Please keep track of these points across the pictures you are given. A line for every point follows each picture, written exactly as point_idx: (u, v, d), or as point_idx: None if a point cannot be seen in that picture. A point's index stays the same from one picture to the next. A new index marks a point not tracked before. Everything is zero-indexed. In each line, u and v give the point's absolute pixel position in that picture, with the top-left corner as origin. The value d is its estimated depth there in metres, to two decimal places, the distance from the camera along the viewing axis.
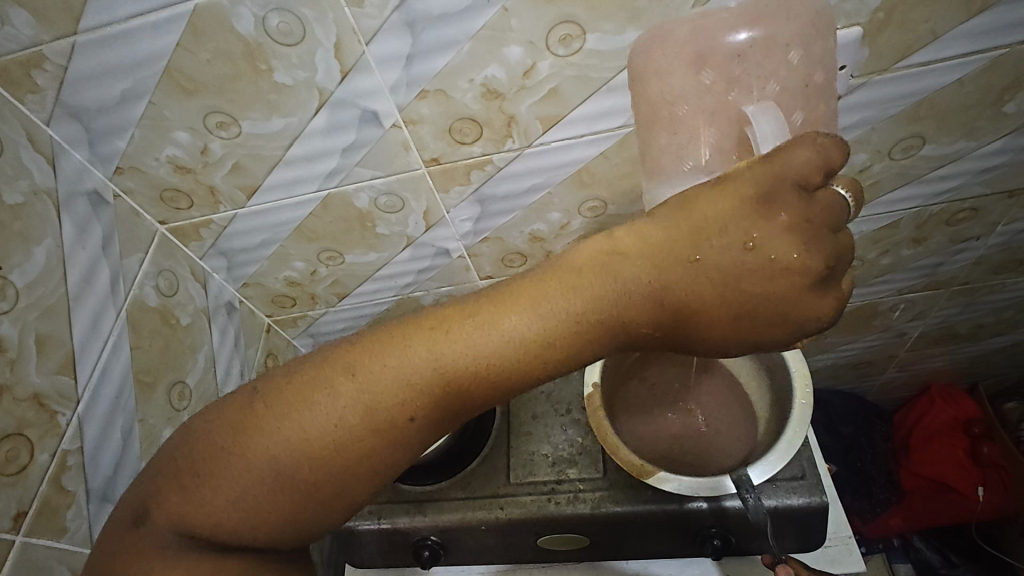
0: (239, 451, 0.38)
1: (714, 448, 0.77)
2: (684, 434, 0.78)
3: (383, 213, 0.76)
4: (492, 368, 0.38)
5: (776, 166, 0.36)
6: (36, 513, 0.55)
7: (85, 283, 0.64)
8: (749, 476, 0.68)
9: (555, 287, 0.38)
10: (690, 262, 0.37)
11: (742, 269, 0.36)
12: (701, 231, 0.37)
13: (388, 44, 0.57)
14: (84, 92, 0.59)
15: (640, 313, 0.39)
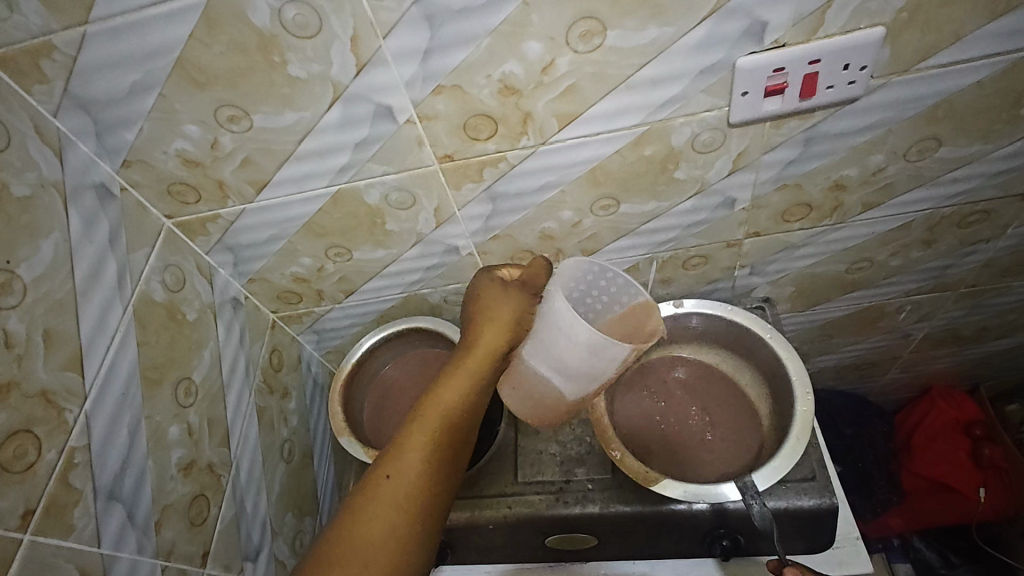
0: (348, 556, 0.52)
1: (719, 451, 0.76)
2: (688, 434, 0.77)
3: (393, 210, 0.75)
4: (453, 414, 0.58)
5: (487, 278, 0.65)
6: (43, 512, 0.54)
7: (92, 278, 0.62)
8: (755, 482, 0.69)
9: (454, 368, 0.60)
10: (488, 311, 0.62)
11: (511, 293, 0.63)
12: (488, 303, 0.63)
13: (407, 38, 0.56)
14: (93, 82, 0.58)
15: (499, 339, 0.61)
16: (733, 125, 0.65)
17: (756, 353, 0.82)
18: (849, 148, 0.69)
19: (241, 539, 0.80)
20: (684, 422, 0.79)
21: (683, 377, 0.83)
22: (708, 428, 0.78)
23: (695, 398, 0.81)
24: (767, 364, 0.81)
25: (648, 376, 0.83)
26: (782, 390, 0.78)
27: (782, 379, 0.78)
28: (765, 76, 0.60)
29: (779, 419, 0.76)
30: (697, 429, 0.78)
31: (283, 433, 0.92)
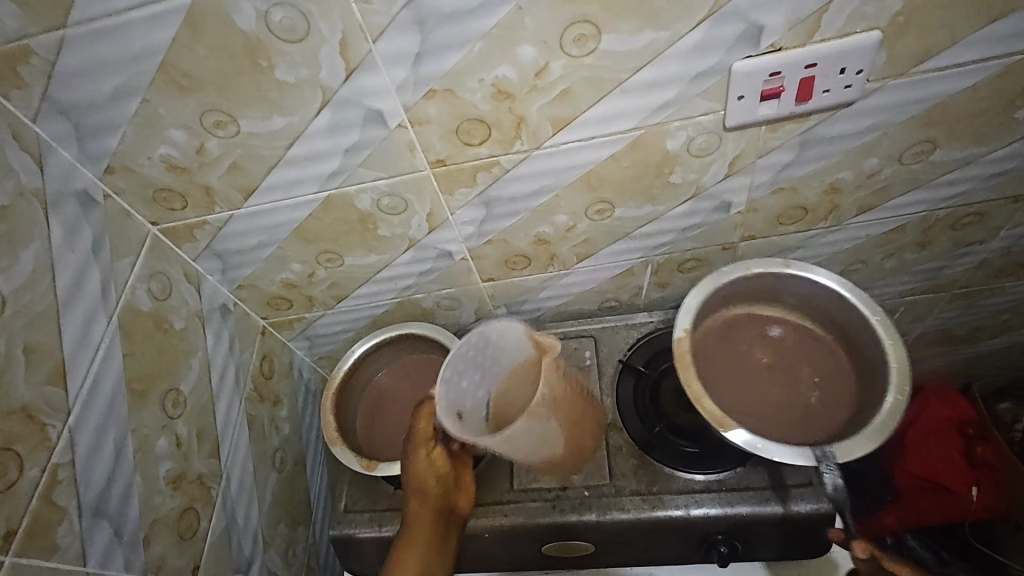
0: None
1: (795, 415, 0.73)
2: (767, 392, 0.75)
3: (385, 215, 0.74)
4: (424, 552, 0.66)
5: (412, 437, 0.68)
6: (25, 531, 0.53)
7: (75, 289, 0.61)
8: (833, 453, 0.65)
9: (414, 513, 0.67)
10: (421, 459, 0.68)
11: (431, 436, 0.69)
12: (417, 453, 0.68)
13: (397, 42, 0.54)
14: (73, 88, 0.57)
15: (440, 477, 0.69)
16: (729, 129, 0.65)
17: (849, 327, 0.76)
18: (844, 151, 0.69)
19: (232, 551, 0.79)
20: (765, 380, 0.76)
21: (774, 337, 0.79)
22: (789, 391, 0.75)
23: (781, 359, 0.77)
24: (865, 341, 0.74)
25: (738, 332, 0.80)
26: (874, 372, 0.72)
27: (877, 358, 0.72)
28: (761, 80, 0.59)
29: (870, 398, 0.71)
30: (778, 389, 0.75)
31: (274, 442, 0.91)
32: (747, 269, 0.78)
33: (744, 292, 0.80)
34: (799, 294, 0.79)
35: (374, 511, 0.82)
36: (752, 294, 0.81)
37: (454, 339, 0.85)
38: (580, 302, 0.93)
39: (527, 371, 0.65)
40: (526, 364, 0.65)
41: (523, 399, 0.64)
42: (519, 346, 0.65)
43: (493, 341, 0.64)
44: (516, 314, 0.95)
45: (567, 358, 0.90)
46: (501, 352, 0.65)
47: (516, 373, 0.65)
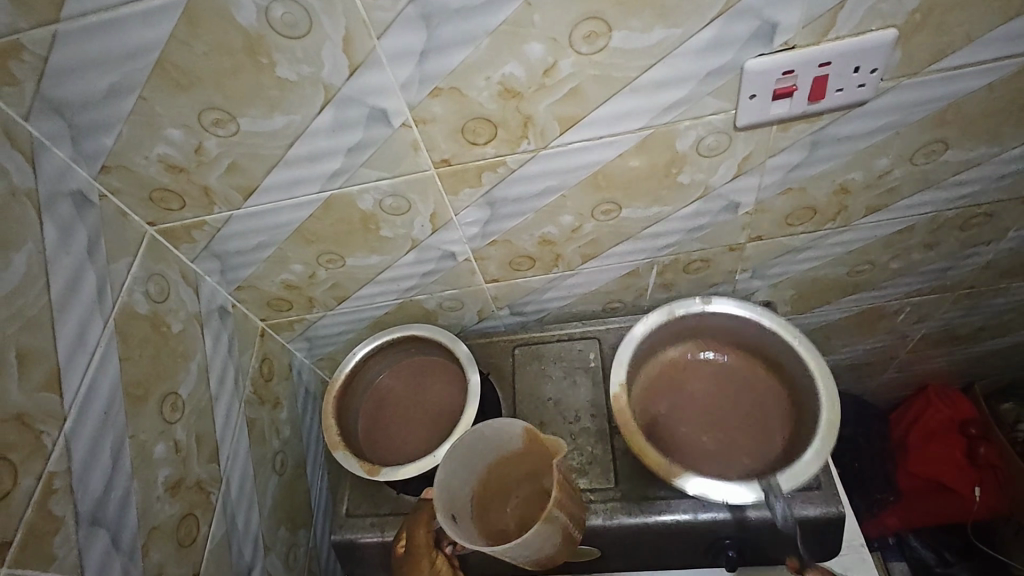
0: None
1: (741, 447, 0.71)
2: (700, 436, 0.73)
3: (388, 215, 0.73)
4: None
5: (403, 551, 0.70)
6: (21, 542, 0.51)
7: (70, 291, 0.59)
8: (779, 481, 0.64)
9: None
10: (414, 567, 0.67)
11: (421, 539, 0.68)
12: (410, 560, 0.68)
13: (402, 38, 0.53)
14: (68, 85, 0.55)
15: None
16: (740, 128, 0.64)
17: (764, 345, 0.76)
18: (855, 151, 0.68)
19: (232, 557, 0.77)
20: (709, 428, 0.73)
21: (697, 374, 0.78)
22: (732, 421, 0.73)
23: (721, 391, 0.76)
24: (791, 361, 0.73)
25: (678, 374, 0.78)
26: (805, 393, 0.71)
27: (800, 378, 0.72)
28: (774, 79, 0.58)
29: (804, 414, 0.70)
30: (720, 426, 0.73)
31: (274, 445, 0.89)
32: (673, 313, 0.77)
33: (682, 330, 0.78)
34: (722, 328, 0.78)
35: (377, 516, 0.81)
36: (684, 335, 0.79)
37: (457, 341, 0.83)
38: (584, 303, 0.92)
39: (493, 492, 0.73)
40: (525, 468, 0.72)
41: (502, 512, 0.72)
42: (513, 436, 0.71)
43: (492, 432, 0.70)
44: (520, 315, 0.94)
45: (571, 359, 0.89)
46: (494, 444, 0.72)
47: (496, 472, 0.73)
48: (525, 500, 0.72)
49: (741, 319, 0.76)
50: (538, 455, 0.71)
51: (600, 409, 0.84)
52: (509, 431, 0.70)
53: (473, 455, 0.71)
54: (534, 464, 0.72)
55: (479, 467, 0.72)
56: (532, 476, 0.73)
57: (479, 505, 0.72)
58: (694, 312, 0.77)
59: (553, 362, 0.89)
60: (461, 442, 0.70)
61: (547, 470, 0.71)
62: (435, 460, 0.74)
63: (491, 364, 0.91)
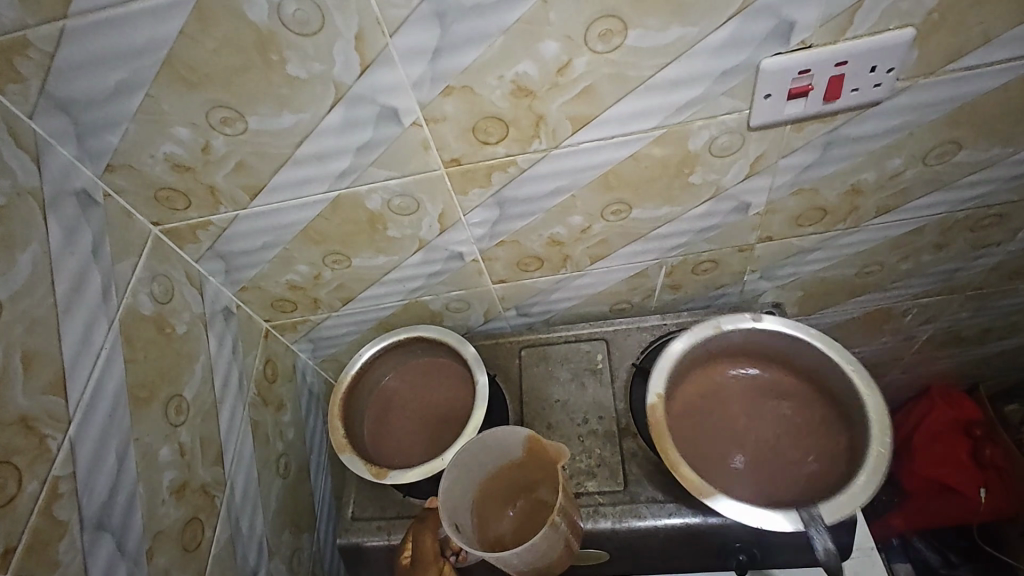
0: None
1: (774, 472, 0.70)
2: (750, 451, 0.72)
3: (396, 216, 0.72)
4: None
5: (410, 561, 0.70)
6: (26, 548, 0.50)
7: (75, 292, 0.58)
8: (820, 513, 0.62)
9: None
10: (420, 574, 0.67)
11: (427, 547, 0.69)
12: (418, 568, 0.68)
13: (415, 36, 0.52)
14: (73, 82, 0.54)
15: None
16: (753, 128, 0.63)
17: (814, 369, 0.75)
18: (868, 151, 0.67)
19: (237, 561, 0.76)
20: (744, 445, 0.72)
21: (733, 393, 0.77)
22: (779, 445, 0.72)
23: (765, 412, 0.75)
24: (844, 393, 0.72)
25: (709, 385, 0.78)
26: (856, 427, 0.69)
27: (855, 414, 0.70)
28: (790, 78, 0.57)
29: (855, 450, 0.68)
30: (755, 446, 0.72)
31: (278, 447, 0.88)
32: (719, 329, 0.76)
33: (721, 347, 0.78)
34: (764, 344, 0.77)
35: (382, 519, 0.80)
36: (727, 351, 0.78)
37: (464, 343, 0.83)
38: (591, 304, 0.92)
39: (491, 501, 0.73)
40: (524, 471, 0.74)
41: (499, 521, 0.72)
42: (513, 444, 0.73)
43: (493, 439, 0.72)
44: (526, 316, 0.93)
45: (578, 360, 0.88)
46: (494, 452, 0.73)
47: (495, 481, 0.74)
48: (522, 510, 0.72)
49: (791, 339, 0.75)
50: (537, 464, 0.73)
51: (608, 411, 0.83)
52: (509, 438, 0.72)
53: (474, 462, 0.73)
54: (532, 474, 0.74)
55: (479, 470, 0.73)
56: (530, 486, 0.74)
57: (478, 514, 0.72)
58: (739, 329, 0.76)
59: (560, 363, 0.88)
60: (463, 449, 0.71)
61: (546, 480, 0.73)
62: (442, 462, 0.73)
63: (497, 365, 0.90)
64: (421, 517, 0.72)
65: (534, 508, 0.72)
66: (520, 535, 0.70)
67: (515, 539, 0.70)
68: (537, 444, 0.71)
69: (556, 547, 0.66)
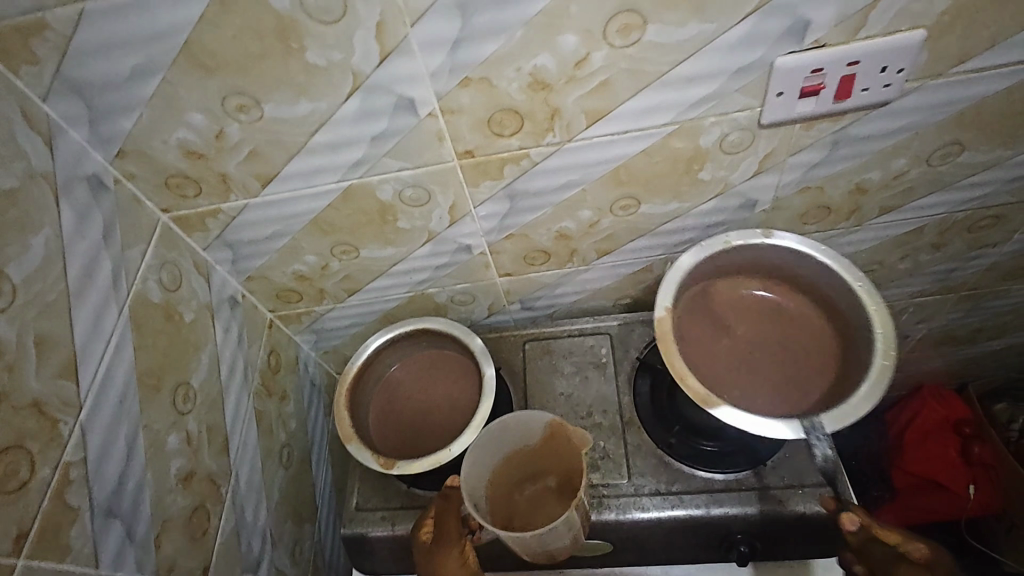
0: None
1: (769, 392, 0.69)
2: (754, 368, 0.70)
3: (407, 207, 0.72)
4: None
5: (426, 533, 0.71)
6: (38, 532, 0.50)
7: (86, 277, 0.58)
8: (820, 423, 0.63)
9: None
10: (441, 552, 0.69)
11: (446, 528, 0.70)
12: (436, 546, 0.69)
13: (435, 27, 0.53)
14: (89, 67, 0.54)
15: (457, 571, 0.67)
16: (764, 126, 0.64)
17: (812, 279, 0.74)
18: (873, 152, 0.69)
19: (241, 551, 0.76)
20: (739, 355, 0.72)
21: (735, 316, 0.75)
22: (777, 362, 0.71)
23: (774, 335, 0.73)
24: (854, 316, 0.70)
25: (704, 305, 0.75)
26: (859, 338, 0.69)
27: (862, 330, 0.69)
28: (802, 77, 0.58)
29: (852, 374, 0.67)
30: (758, 365, 0.71)
31: (281, 438, 0.88)
32: (728, 245, 0.73)
33: (727, 265, 0.76)
34: (775, 260, 0.75)
35: (387, 509, 0.81)
36: (738, 265, 0.76)
37: (471, 335, 0.83)
38: (594, 299, 0.92)
39: (502, 485, 0.75)
40: (531, 453, 0.76)
41: (509, 504, 0.74)
42: (535, 431, 0.75)
43: (517, 424, 0.74)
44: (531, 310, 0.94)
45: (583, 354, 0.89)
46: (515, 436, 0.75)
47: (510, 462, 0.75)
48: (529, 495, 0.74)
49: (800, 257, 0.72)
50: (553, 452, 0.75)
51: (612, 404, 0.84)
52: (535, 424, 0.74)
53: (496, 442, 0.74)
54: (544, 462, 0.76)
55: (500, 446, 0.75)
56: (537, 473, 0.76)
57: (489, 493, 0.73)
58: (745, 245, 0.73)
59: (563, 357, 0.89)
60: (491, 428, 0.73)
61: (552, 468, 0.75)
62: (450, 453, 0.73)
63: (502, 358, 0.90)
64: (443, 495, 0.71)
65: (540, 495, 0.74)
66: (528, 520, 0.72)
67: (522, 523, 0.72)
68: (561, 432, 0.73)
69: (563, 538, 0.67)
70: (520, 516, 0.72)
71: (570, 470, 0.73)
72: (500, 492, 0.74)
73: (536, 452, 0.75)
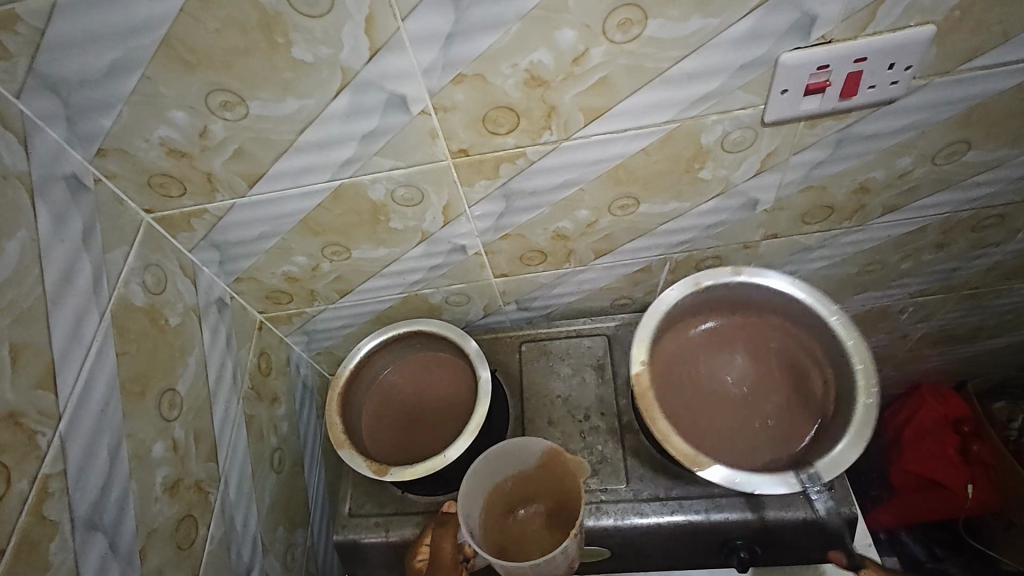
0: None
1: (758, 433, 0.69)
2: (743, 416, 0.69)
3: (399, 207, 0.70)
4: None
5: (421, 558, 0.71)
6: (15, 549, 0.48)
7: (64, 282, 0.55)
8: (818, 473, 0.62)
9: None
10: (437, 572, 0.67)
11: (443, 553, 0.68)
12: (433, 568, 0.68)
13: (426, 21, 0.50)
14: (64, 62, 0.51)
15: None
16: (767, 124, 0.62)
17: (786, 309, 0.73)
18: (879, 150, 0.67)
19: (231, 560, 0.74)
20: (734, 395, 0.71)
21: (717, 368, 0.73)
22: (759, 398, 0.71)
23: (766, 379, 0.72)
24: (830, 348, 0.70)
25: (683, 362, 0.73)
26: (839, 371, 0.69)
27: (844, 371, 0.68)
28: (807, 73, 0.57)
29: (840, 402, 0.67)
30: (745, 405, 0.70)
31: (272, 442, 0.86)
32: (700, 285, 0.73)
33: (706, 301, 0.75)
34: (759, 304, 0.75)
35: (380, 516, 0.79)
36: (717, 311, 0.76)
37: (466, 337, 0.81)
38: (591, 299, 0.90)
39: (496, 506, 0.73)
40: (526, 479, 0.74)
41: (504, 528, 0.72)
42: (530, 455, 0.73)
43: (511, 450, 0.73)
44: (527, 311, 0.92)
45: (580, 356, 0.87)
46: (508, 461, 0.73)
47: (506, 487, 0.74)
48: (522, 518, 0.73)
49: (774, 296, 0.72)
50: (548, 478, 0.73)
51: (609, 407, 0.82)
52: (530, 449, 0.72)
53: (490, 467, 0.72)
54: (541, 486, 0.74)
55: (496, 471, 0.73)
56: (528, 494, 0.74)
57: (483, 518, 0.72)
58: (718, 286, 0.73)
59: (561, 359, 0.87)
60: (484, 455, 0.71)
61: (549, 495, 0.74)
62: (447, 459, 0.71)
63: (498, 360, 0.89)
64: (439, 521, 0.71)
65: (534, 520, 0.72)
66: (523, 545, 0.70)
67: (518, 549, 0.70)
68: (557, 459, 0.72)
69: (557, 568, 0.65)
70: (513, 539, 0.71)
71: (565, 494, 0.72)
72: (493, 518, 0.73)
73: (531, 476, 0.74)
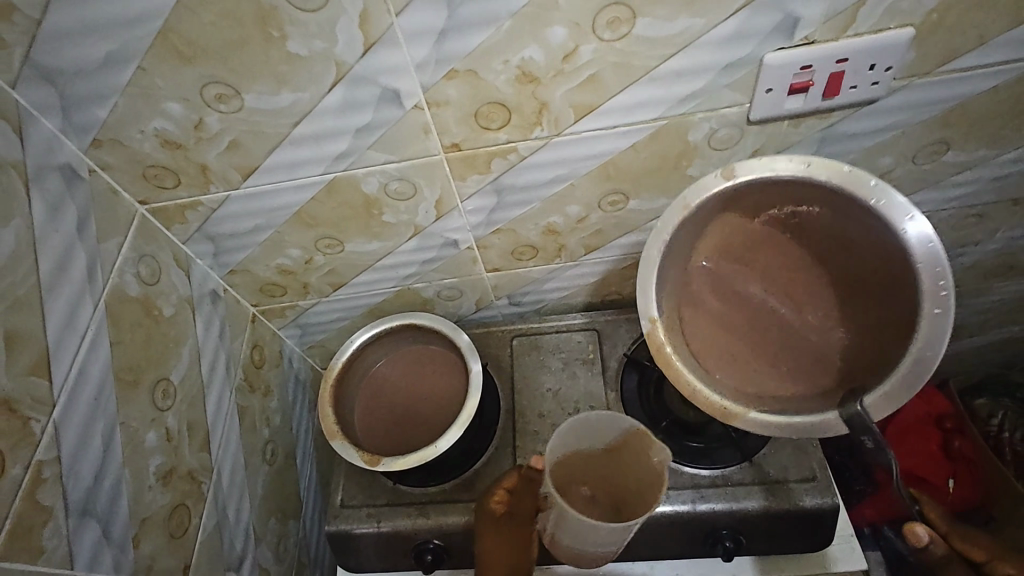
0: None
1: (811, 349, 0.57)
2: (781, 333, 0.58)
3: (393, 201, 0.71)
4: None
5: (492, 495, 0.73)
6: (9, 534, 0.48)
7: (59, 271, 0.56)
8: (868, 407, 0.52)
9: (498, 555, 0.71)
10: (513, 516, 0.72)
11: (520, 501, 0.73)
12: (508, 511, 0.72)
13: (420, 16, 0.51)
14: (60, 52, 0.52)
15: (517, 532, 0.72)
16: (753, 123, 0.64)
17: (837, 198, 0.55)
18: (861, 149, 0.69)
19: (224, 549, 0.75)
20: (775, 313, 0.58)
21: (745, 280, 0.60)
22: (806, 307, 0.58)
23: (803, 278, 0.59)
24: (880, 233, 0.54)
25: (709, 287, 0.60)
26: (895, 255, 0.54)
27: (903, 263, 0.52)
28: (792, 73, 0.58)
29: (906, 294, 0.53)
30: (789, 321, 0.58)
31: (265, 433, 0.87)
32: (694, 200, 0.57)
33: (727, 209, 0.59)
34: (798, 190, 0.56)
35: (371, 506, 0.80)
36: (740, 202, 0.59)
37: (458, 331, 0.82)
38: (581, 295, 0.92)
39: (561, 478, 0.71)
40: (593, 458, 0.72)
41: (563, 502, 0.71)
42: (608, 435, 0.70)
43: (597, 425, 0.70)
44: (518, 306, 0.93)
45: (570, 350, 0.88)
46: (588, 436, 0.71)
47: (574, 461, 0.72)
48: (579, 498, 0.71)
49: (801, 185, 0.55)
50: (617, 462, 0.71)
51: (598, 400, 0.83)
52: (612, 429, 0.69)
53: (570, 437, 0.70)
54: (603, 467, 0.72)
55: (571, 441, 0.71)
56: (586, 476, 0.73)
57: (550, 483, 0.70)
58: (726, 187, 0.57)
59: (551, 353, 0.88)
60: (572, 422, 0.69)
61: (609, 478, 0.72)
62: (437, 450, 0.73)
63: (489, 354, 0.90)
64: (527, 473, 0.72)
65: (591, 501, 0.71)
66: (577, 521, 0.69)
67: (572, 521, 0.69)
68: (635, 442, 0.69)
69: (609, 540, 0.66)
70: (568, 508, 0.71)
71: (625, 482, 0.71)
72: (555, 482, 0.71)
73: (598, 455, 0.72)
